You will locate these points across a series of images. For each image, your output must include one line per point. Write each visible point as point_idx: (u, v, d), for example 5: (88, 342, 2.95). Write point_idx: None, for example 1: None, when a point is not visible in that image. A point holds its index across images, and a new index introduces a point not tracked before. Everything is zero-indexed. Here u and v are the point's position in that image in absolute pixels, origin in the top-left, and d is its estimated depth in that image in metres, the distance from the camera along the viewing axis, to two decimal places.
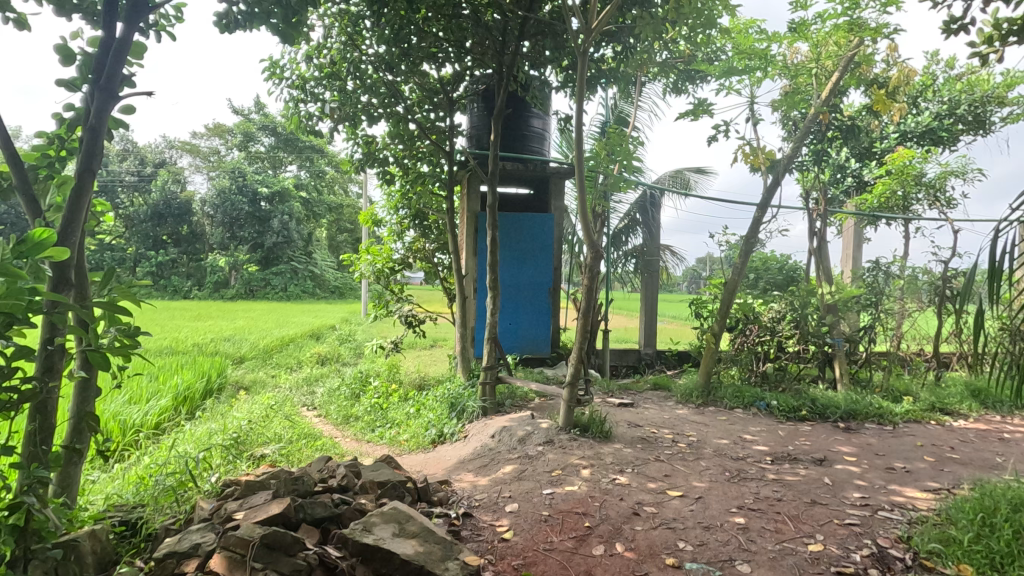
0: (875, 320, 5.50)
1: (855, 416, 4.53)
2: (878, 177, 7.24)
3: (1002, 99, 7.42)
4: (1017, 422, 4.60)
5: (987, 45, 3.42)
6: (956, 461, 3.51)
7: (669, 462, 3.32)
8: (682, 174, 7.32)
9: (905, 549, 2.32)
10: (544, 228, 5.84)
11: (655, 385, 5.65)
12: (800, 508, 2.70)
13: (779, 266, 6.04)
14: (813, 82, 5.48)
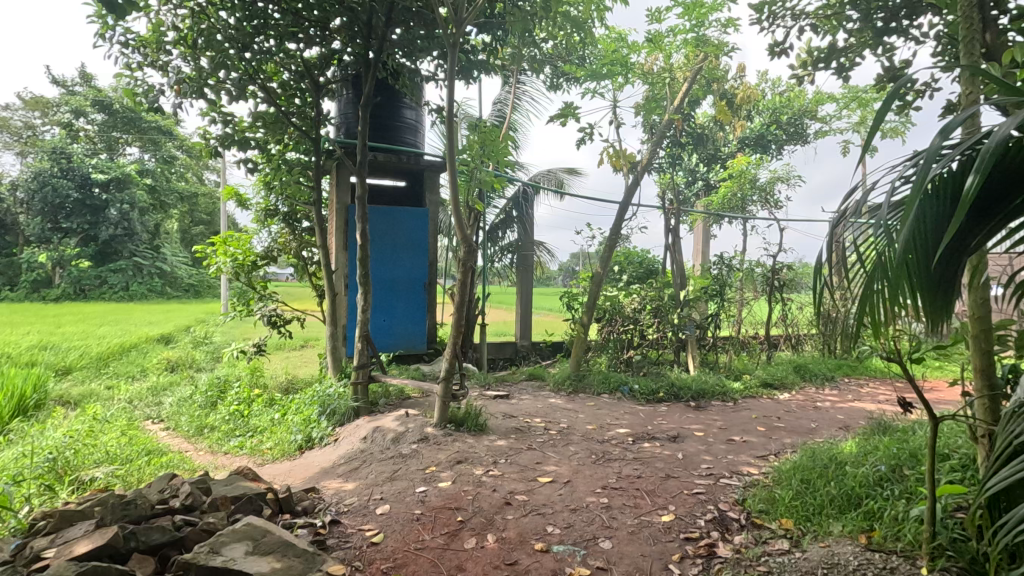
0: (720, 308, 6.17)
1: (704, 395, 5.04)
2: (722, 179, 8.08)
3: (813, 114, 8.73)
4: (827, 392, 5.42)
5: (802, 69, 3.96)
6: (781, 429, 4.06)
7: (540, 450, 3.44)
8: (554, 172, 7.62)
9: (741, 510, 2.61)
10: (418, 222, 5.75)
11: (530, 375, 5.82)
12: (656, 482, 2.94)
13: (640, 259, 6.46)
14: (667, 90, 5.96)
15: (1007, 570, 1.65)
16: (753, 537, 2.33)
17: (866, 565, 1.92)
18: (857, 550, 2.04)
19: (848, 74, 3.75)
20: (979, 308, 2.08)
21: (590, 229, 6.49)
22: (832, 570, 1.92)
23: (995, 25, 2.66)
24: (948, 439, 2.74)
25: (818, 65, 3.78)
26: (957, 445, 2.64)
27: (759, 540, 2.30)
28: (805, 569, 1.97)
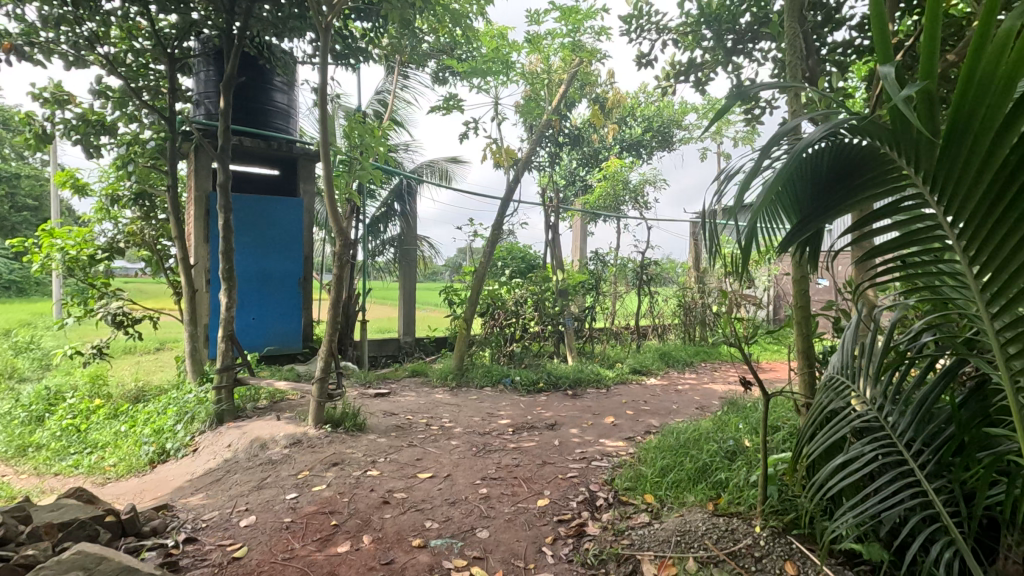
0: (595, 301, 6.58)
1: (581, 383, 5.31)
2: (597, 179, 8.56)
3: (678, 124, 9.54)
4: (687, 376, 5.97)
5: (666, 80, 4.30)
6: (647, 411, 4.41)
7: (421, 446, 3.41)
8: (438, 165, 7.55)
9: (609, 490, 2.79)
10: (292, 213, 5.42)
11: (413, 371, 5.74)
12: (534, 469, 3.04)
13: (522, 255, 6.44)
14: (545, 91, 6.17)
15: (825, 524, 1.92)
16: (619, 513, 2.50)
17: (712, 529, 2.14)
18: (706, 516, 2.27)
19: (704, 88, 4.15)
20: (801, 296, 2.40)
21: (472, 224, 6.53)
22: (684, 536, 2.12)
23: (817, 56, 3.08)
24: (779, 412, 3.14)
25: (679, 78, 4.14)
26: (786, 417, 3.04)
27: (624, 516, 2.47)
28: (662, 538, 2.15)
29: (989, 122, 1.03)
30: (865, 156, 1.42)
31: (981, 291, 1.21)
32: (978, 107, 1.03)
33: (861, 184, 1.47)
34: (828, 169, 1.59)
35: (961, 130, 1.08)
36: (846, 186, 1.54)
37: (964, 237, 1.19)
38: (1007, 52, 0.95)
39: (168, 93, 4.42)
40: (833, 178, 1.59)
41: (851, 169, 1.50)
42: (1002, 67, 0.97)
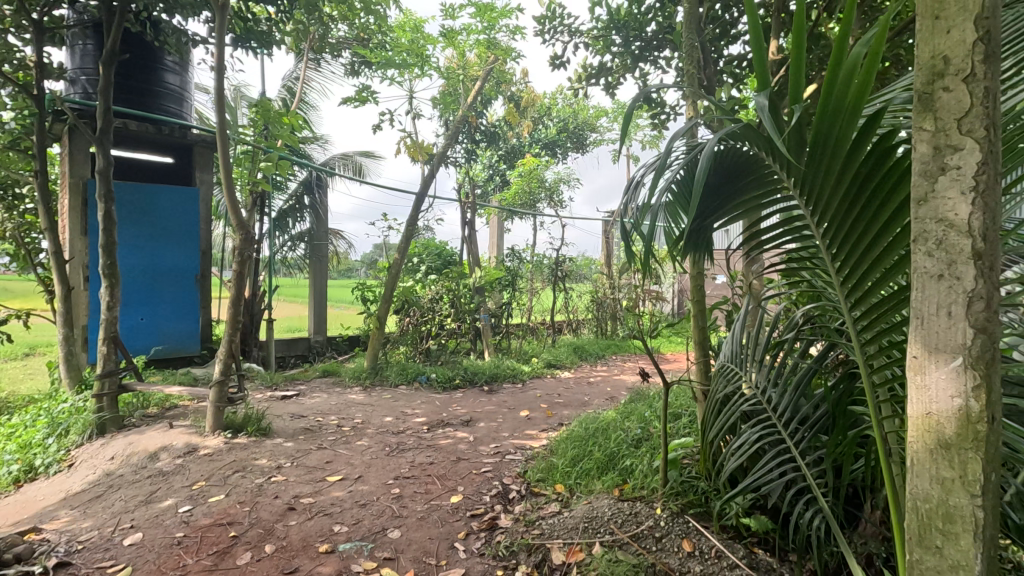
0: (512, 297, 6.67)
1: (496, 378, 5.37)
2: (513, 177, 8.66)
3: (591, 126, 9.88)
4: (598, 369, 6.21)
5: (578, 83, 4.43)
6: (560, 403, 4.54)
7: (331, 448, 3.29)
8: (352, 158, 7.28)
9: (522, 482, 2.85)
10: (187, 204, 5.02)
11: (323, 371, 5.52)
12: (447, 466, 3.04)
13: (438, 251, 6.45)
14: (461, 87, 6.16)
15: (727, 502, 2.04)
16: (531, 504, 2.55)
17: (617, 513, 2.24)
18: (612, 502, 2.37)
19: (613, 92, 4.32)
20: (697, 291, 2.57)
21: (386, 220, 6.39)
22: (590, 522, 2.21)
23: (713, 68, 3.30)
24: (679, 400, 3.35)
25: (589, 81, 4.29)
26: (685, 405, 3.24)
27: (535, 506, 2.53)
28: (570, 525, 2.23)
29: (846, 133, 1.16)
30: (749, 160, 1.52)
31: (844, 284, 1.34)
32: (836, 120, 1.16)
33: (747, 185, 1.57)
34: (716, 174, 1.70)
35: (823, 139, 1.20)
36: (732, 190, 1.65)
37: (829, 235, 1.33)
38: (857, 70, 1.07)
39: (35, 67, 3.93)
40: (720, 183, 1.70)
41: (736, 174, 1.61)
42: (853, 85, 1.10)
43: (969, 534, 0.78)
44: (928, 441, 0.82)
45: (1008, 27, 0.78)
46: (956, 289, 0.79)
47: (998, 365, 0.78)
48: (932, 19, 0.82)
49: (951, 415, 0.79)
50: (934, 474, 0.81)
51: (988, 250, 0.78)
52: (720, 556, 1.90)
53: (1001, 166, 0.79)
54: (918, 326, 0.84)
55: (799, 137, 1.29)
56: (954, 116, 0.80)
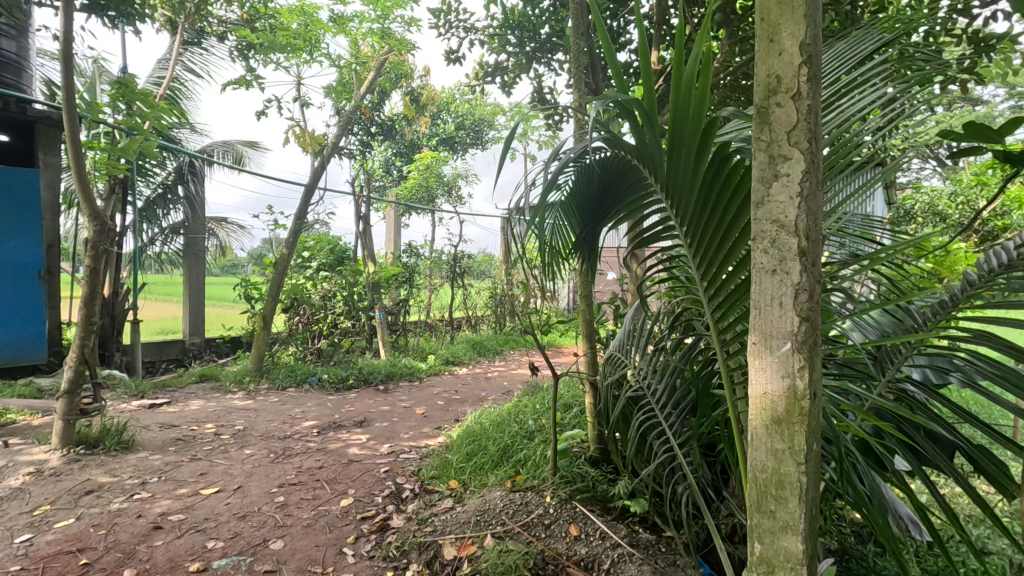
0: (409, 293, 6.57)
1: (393, 377, 5.26)
2: (410, 171, 8.51)
3: (489, 123, 9.95)
4: (496, 364, 6.30)
5: (475, 80, 4.43)
6: (457, 399, 4.54)
7: (206, 459, 3.04)
8: (232, 146, 6.76)
9: (416, 480, 2.81)
10: (28, 187, 4.41)
11: (200, 376, 5.07)
12: (338, 469, 2.93)
13: (331, 247, 6.03)
14: (354, 77, 5.94)
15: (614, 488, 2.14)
16: (424, 502, 2.53)
17: (508, 505, 2.29)
18: (504, 493, 2.42)
19: (509, 90, 4.37)
20: (585, 287, 2.68)
21: (271, 212, 6.01)
22: (482, 515, 2.24)
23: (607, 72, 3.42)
24: (570, 392, 3.49)
25: (485, 78, 4.31)
26: (574, 396, 3.39)
27: (428, 503, 2.51)
28: (463, 520, 2.24)
29: (693, 141, 1.29)
30: (627, 163, 1.61)
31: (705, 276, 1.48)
32: (683, 128, 1.28)
33: (633, 186, 1.65)
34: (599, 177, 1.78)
35: (675, 146, 1.32)
36: (614, 191, 1.74)
37: (691, 232, 1.47)
38: (696, 84, 1.19)
39: None
40: (603, 186, 1.79)
41: (616, 177, 1.70)
42: (693, 98, 1.22)
43: (795, 498, 0.89)
44: (764, 418, 0.92)
45: (826, 54, 0.89)
46: (785, 283, 0.90)
47: (818, 348, 0.89)
48: (768, 41, 0.92)
49: (782, 394, 0.89)
50: (769, 446, 0.91)
51: (811, 249, 0.89)
52: (605, 537, 2.01)
53: (820, 174, 0.91)
54: (756, 316, 0.94)
55: (657, 146, 1.40)
56: (785, 129, 0.90)
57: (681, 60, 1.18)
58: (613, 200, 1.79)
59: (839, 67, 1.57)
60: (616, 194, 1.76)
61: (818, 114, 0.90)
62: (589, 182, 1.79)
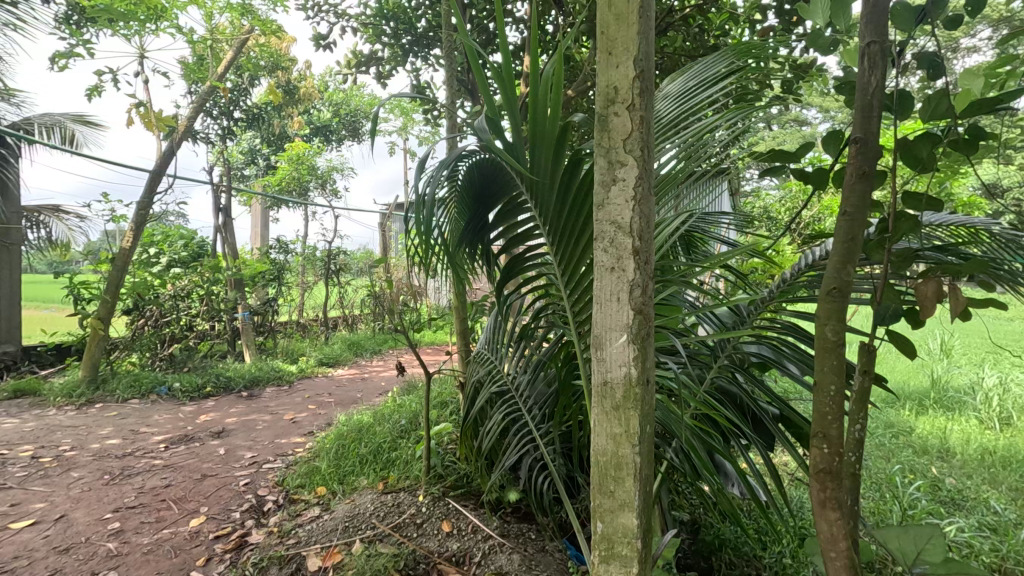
0: (279, 292, 6.30)
1: (258, 382, 4.88)
2: (279, 161, 7.97)
3: (367, 114, 9.63)
4: (374, 363, 6.13)
5: (347, 68, 4.24)
6: (330, 403, 4.35)
7: (20, 487, 2.61)
8: (58, 124, 5.83)
9: (279, 491, 2.65)
10: None
11: (15, 390, 4.33)
12: (188, 486, 2.66)
13: (184, 241, 5.57)
14: (209, 55, 5.42)
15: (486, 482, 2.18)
16: (287, 513, 2.39)
17: (379, 507, 2.24)
18: (375, 496, 2.36)
19: (384, 82, 4.24)
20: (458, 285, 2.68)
21: (107, 201, 5.29)
22: (351, 521, 2.16)
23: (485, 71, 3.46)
24: (446, 390, 3.48)
25: (359, 68, 4.14)
26: (449, 394, 3.40)
27: (293, 514, 2.37)
28: (330, 528, 2.14)
29: (551, 142, 1.35)
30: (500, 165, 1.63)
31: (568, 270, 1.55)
32: (540, 130, 1.34)
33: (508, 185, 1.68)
34: (480, 178, 1.78)
35: (537, 145, 1.37)
36: (495, 191, 1.76)
37: (555, 228, 1.54)
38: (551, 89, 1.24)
39: None
40: (484, 186, 1.79)
41: (495, 178, 1.72)
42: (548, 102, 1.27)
43: (631, 477, 0.96)
44: (604, 405, 0.99)
45: (656, 71, 0.98)
46: (622, 279, 0.97)
47: (649, 340, 0.98)
48: (607, 54, 0.98)
49: (619, 382, 0.97)
50: (609, 431, 0.98)
51: (642, 248, 0.97)
52: (476, 530, 2.04)
53: (651, 179, 1.00)
54: (597, 311, 1.00)
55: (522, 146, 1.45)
56: (621, 138, 0.97)
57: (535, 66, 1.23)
58: (492, 200, 1.80)
59: (696, 84, 1.73)
60: (495, 194, 1.77)
61: (649, 126, 0.98)
62: (470, 183, 1.78)
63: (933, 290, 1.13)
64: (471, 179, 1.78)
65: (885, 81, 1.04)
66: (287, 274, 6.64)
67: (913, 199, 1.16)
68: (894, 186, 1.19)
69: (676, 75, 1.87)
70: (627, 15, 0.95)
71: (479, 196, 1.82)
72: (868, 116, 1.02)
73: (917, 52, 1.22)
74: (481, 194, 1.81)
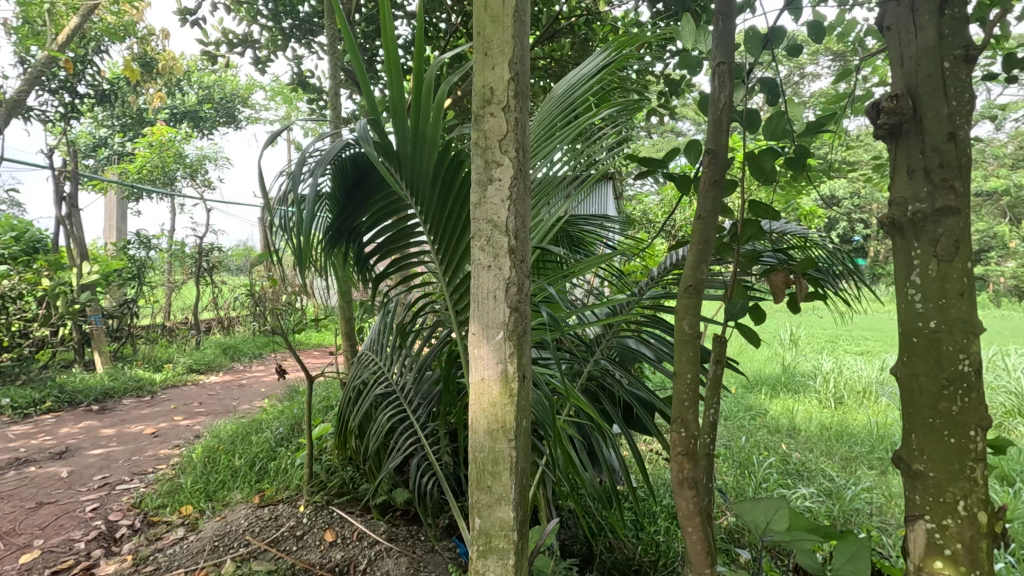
0: (139, 292, 5.65)
1: (113, 394, 4.35)
2: (138, 146, 7.14)
3: (245, 101, 8.96)
4: (253, 369, 5.72)
5: (217, 46, 3.86)
6: (200, 413, 3.99)
7: None
8: None
9: (136, 514, 2.38)
10: None
11: None
12: (19, 518, 2.31)
13: (16, 235, 4.80)
14: (47, 20, 4.71)
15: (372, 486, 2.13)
16: (145, 538, 2.15)
17: (255, 522, 2.09)
18: (249, 511, 2.20)
19: (262, 67, 3.96)
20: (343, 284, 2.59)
21: None
22: (221, 540, 1.99)
23: (373, 63, 3.35)
24: (331, 394, 3.34)
25: (231, 49, 3.82)
26: (335, 398, 3.26)
27: (152, 538, 2.15)
28: (196, 549, 1.96)
29: (434, 136, 1.32)
30: None
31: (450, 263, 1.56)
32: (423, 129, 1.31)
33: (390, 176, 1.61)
34: (356, 169, 1.68)
35: (419, 139, 1.34)
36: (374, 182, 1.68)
37: (437, 222, 1.53)
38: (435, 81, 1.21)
39: None
40: (361, 176, 1.69)
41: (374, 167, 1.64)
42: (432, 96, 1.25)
43: (507, 471, 0.98)
44: (482, 402, 1.00)
45: (530, 75, 1.01)
46: (498, 277, 0.99)
47: (525, 336, 1.00)
48: (483, 55, 0.99)
49: (496, 378, 0.98)
50: (486, 427, 0.99)
51: (518, 247, 1.00)
52: (362, 537, 1.97)
53: (526, 180, 1.02)
54: (475, 308, 1.01)
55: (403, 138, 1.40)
56: (497, 138, 0.99)
57: (421, 66, 1.20)
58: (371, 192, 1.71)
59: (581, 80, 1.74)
60: (374, 185, 1.68)
61: (523, 128, 1.01)
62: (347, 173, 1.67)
63: (772, 285, 1.27)
64: (346, 168, 1.67)
65: (732, 98, 1.15)
66: (149, 272, 5.96)
67: (759, 207, 1.30)
68: (743, 195, 1.32)
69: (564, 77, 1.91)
70: (502, 18, 0.96)
71: (355, 188, 1.71)
72: (718, 128, 1.12)
73: (763, 77, 1.36)
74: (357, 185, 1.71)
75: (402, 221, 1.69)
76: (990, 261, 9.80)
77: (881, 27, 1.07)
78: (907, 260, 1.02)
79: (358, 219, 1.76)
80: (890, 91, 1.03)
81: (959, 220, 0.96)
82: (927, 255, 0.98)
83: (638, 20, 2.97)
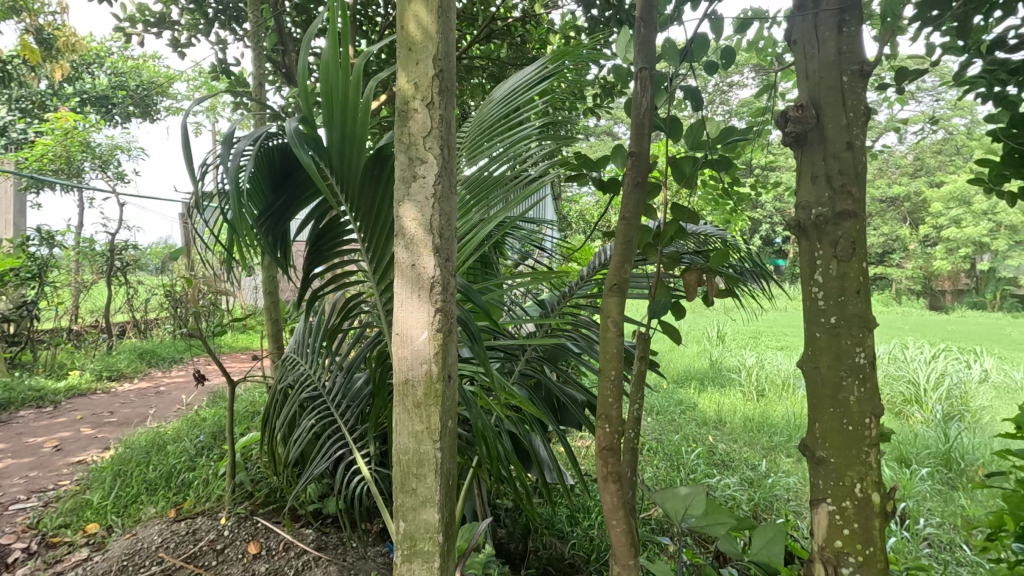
0: (40, 293, 5.17)
1: (9, 405, 3.96)
2: (38, 133, 6.53)
3: (163, 90, 8.42)
4: (173, 374, 5.37)
5: (130, 24, 3.53)
6: (110, 423, 3.70)
7: None
8: None
9: (33, 536, 2.18)
10: None
11: None
12: None
13: None
14: None
15: (301, 494, 2.05)
16: (42, 562, 1.97)
17: (169, 538, 1.96)
18: (164, 525, 2.06)
19: (183, 50, 3.71)
20: (268, 285, 2.48)
21: None
22: (132, 558, 1.86)
23: (304, 53, 3.22)
24: (258, 400, 3.19)
25: (145, 30, 3.55)
26: (262, 403, 3.11)
27: (51, 561, 1.97)
28: (102, 570, 1.82)
29: (363, 132, 1.29)
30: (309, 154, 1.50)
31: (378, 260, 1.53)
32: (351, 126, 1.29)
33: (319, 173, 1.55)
34: (286, 160, 1.61)
35: (348, 134, 1.30)
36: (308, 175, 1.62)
37: (366, 218, 1.50)
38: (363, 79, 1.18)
39: None
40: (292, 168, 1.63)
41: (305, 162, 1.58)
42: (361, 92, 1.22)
43: (432, 473, 0.97)
44: (407, 403, 0.98)
45: (456, 72, 1.00)
46: (423, 276, 0.97)
47: (451, 336, 0.99)
48: (407, 51, 0.97)
49: (420, 378, 0.97)
50: (410, 429, 0.98)
51: (443, 246, 0.99)
52: (289, 547, 1.89)
53: (451, 177, 1.01)
54: (398, 310, 0.99)
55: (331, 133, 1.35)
56: (421, 135, 0.97)
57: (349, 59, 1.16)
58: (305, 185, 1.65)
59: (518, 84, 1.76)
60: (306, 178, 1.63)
61: (448, 125, 0.99)
62: (276, 163, 1.60)
63: (692, 284, 1.31)
64: (275, 160, 1.59)
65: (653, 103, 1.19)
66: (51, 271, 5.42)
67: (680, 209, 1.34)
68: (665, 199, 1.36)
69: (503, 82, 1.91)
70: (426, 14, 0.95)
71: (285, 179, 1.64)
72: (641, 132, 1.15)
73: (686, 84, 1.41)
74: (287, 177, 1.64)
75: (333, 218, 1.64)
76: (892, 263, 10.71)
77: (788, 42, 1.13)
78: (810, 261, 1.09)
79: (286, 213, 1.69)
80: (796, 101, 1.10)
81: (856, 223, 1.04)
82: (829, 255, 1.05)
83: (573, 24, 3.02)
